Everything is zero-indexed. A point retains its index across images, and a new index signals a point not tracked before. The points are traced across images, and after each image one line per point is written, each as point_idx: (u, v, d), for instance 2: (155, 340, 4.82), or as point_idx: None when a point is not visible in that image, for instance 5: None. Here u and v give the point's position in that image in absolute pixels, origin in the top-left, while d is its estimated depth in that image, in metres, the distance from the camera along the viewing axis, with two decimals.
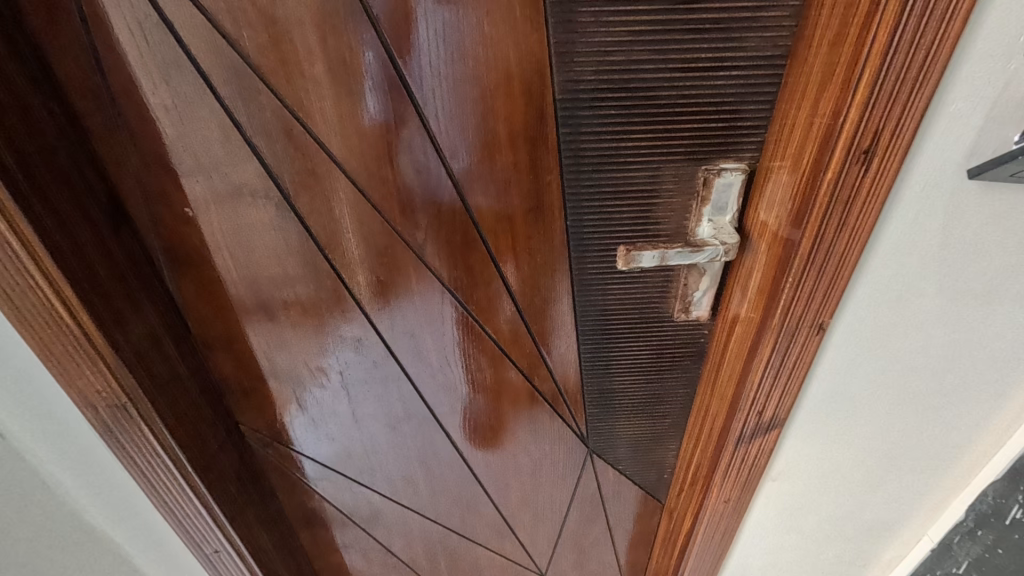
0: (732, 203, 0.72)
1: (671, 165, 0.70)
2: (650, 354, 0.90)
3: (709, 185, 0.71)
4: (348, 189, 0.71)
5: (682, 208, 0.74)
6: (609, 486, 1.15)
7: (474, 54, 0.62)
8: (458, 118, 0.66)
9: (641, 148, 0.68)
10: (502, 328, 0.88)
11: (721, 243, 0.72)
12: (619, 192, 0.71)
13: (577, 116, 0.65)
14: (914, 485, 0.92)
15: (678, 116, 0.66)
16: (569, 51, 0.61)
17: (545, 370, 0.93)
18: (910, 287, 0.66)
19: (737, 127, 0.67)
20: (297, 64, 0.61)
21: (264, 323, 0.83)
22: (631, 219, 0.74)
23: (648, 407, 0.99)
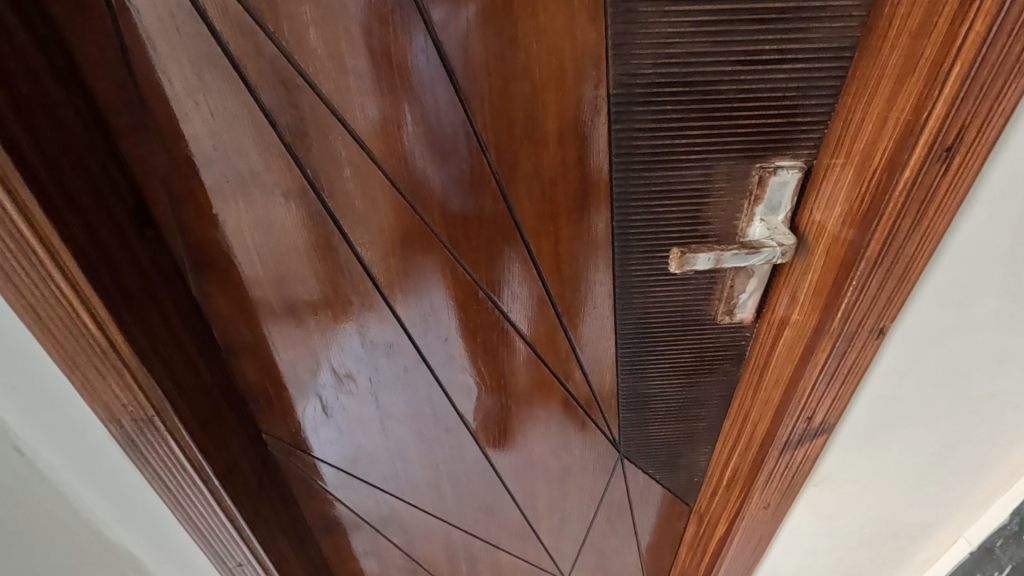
0: (785, 202, 0.70)
1: (724, 162, 0.67)
2: (690, 357, 0.87)
3: (765, 184, 0.68)
4: (385, 189, 0.68)
5: (733, 209, 0.71)
6: (637, 490, 1.12)
7: (527, 46, 0.58)
8: (505, 115, 0.62)
9: (695, 145, 0.65)
10: (538, 331, 0.84)
11: (777, 245, 0.70)
12: (670, 191, 0.68)
13: (632, 111, 0.62)
14: (955, 488, 0.89)
15: (736, 112, 0.63)
16: (627, 43, 0.57)
17: (580, 374, 0.90)
18: (971, 291, 0.64)
19: (796, 123, 0.64)
20: (338, 57, 0.58)
21: (292, 328, 0.79)
22: (679, 219, 0.71)
23: (684, 411, 0.97)
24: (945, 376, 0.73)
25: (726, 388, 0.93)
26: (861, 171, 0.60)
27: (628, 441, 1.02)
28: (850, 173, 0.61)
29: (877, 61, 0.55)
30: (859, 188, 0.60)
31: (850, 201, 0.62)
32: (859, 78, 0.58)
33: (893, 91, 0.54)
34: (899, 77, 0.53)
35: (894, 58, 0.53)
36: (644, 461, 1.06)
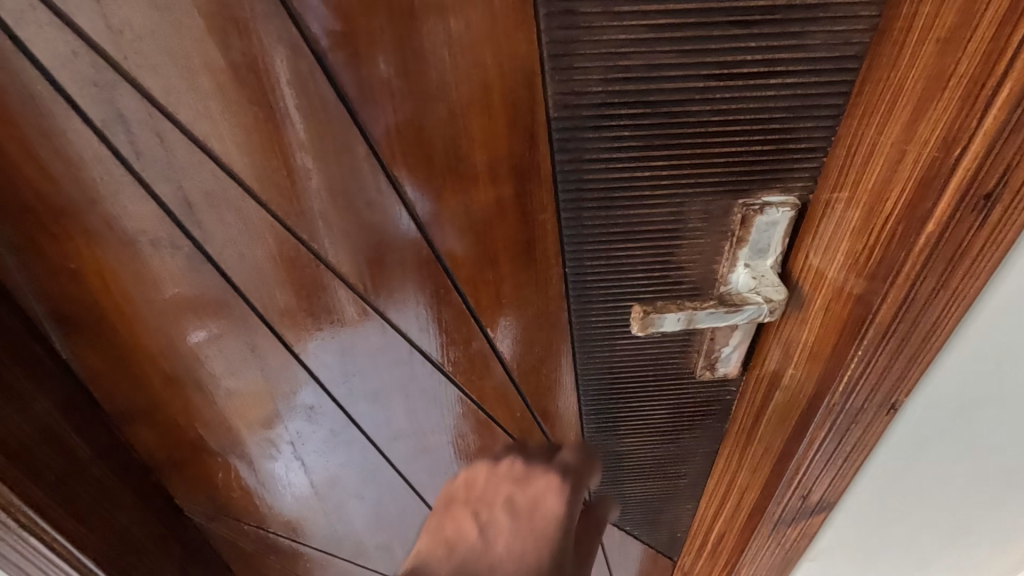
0: (775, 244, 0.57)
1: (699, 198, 0.54)
2: (666, 414, 0.75)
3: (750, 225, 0.55)
4: (279, 233, 0.54)
5: (714, 252, 0.58)
6: (613, 543, 1.01)
7: (438, 59, 0.44)
8: (419, 145, 0.49)
9: (663, 178, 0.52)
10: (487, 389, 0.71)
11: (764, 300, 0.57)
12: (635, 231, 0.56)
13: (580, 139, 0.49)
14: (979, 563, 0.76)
15: (712, 138, 0.50)
16: (568, 53, 0.44)
17: (539, 435, 0.76)
18: (1005, 363, 0.51)
19: (788, 150, 0.51)
20: (188, 70, 0.43)
21: (191, 390, 0.67)
22: (647, 264, 0.58)
23: (663, 468, 0.84)
24: (966, 453, 0.60)
25: (711, 445, 0.80)
26: (870, 214, 0.48)
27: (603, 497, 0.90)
28: (857, 214, 0.49)
29: (891, 76, 0.43)
30: (868, 235, 0.48)
31: (856, 249, 0.50)
32: (865, 98, 0.46)
33: (914, 116, 0.42)
34: (922, 98, 0.41)
35: (917, 73, 0.41)
36: (620, 516, 0.94)
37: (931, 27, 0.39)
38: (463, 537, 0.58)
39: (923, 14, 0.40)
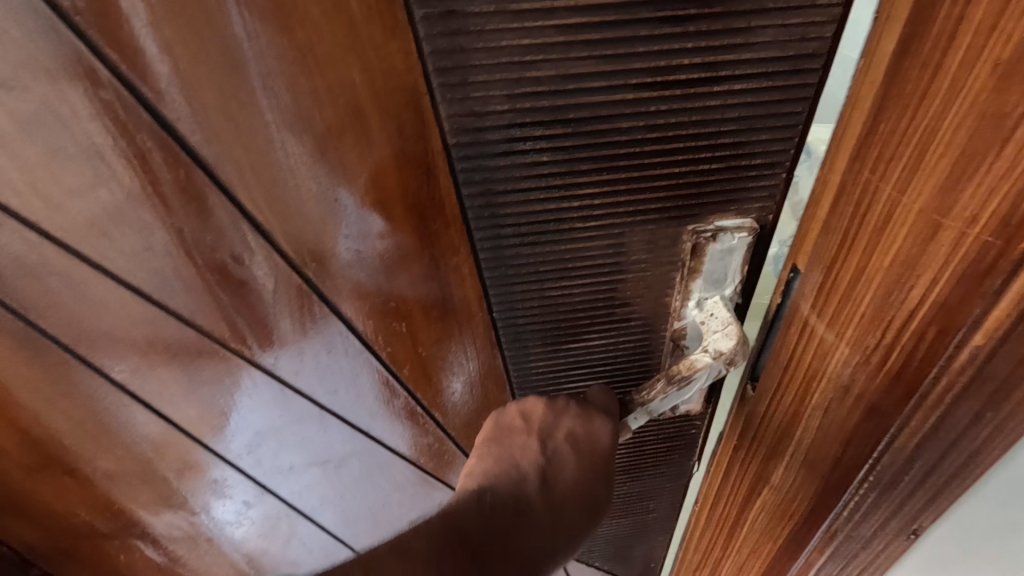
0: (732, 273, 0.49)
1: (640, 229, 0.45)
2: (625, 454, 0.68)
3: (704, 253, 0.47)
4: (128, 300, 0.44)
5: (661, 286, 0.49)
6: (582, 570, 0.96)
7: (285, 82, 0.34)
8: (285, 188, 0.39)
9: (594, 209, 0.43)
10: (421, 446, 0.63)
11: (715, 354, 0.50)
12: (569, 271, 0.47)
13: (489, 170, 0.40)
14: None
15: (649, 158, 0.41)
16: (460, 66, 0.35)
17: None
18: (1014, 538, 0.45)
19: (738, 167, 0.42)
20: None
21: (61, 477, 0.56)
22: (589, 304, 0.50)
23: (629, 504, 0.77)
24: None
25: (677, 479, 0.74)
26: (887, 299, 0.40)
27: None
28: (877, 289, 0.41)
29: (916, 124, 0.34)
30: (886, 321, 0.41)
31: (875, 330, 0.43)
32: (879, 142, 0.36)
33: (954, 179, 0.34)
34: (969, 158, 0.33)
35: (971, 125, 0.32)
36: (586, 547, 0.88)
37: (984, 54, 0.30)
38: (525, 454, 0.51)
39: (973, 30, 0.30)
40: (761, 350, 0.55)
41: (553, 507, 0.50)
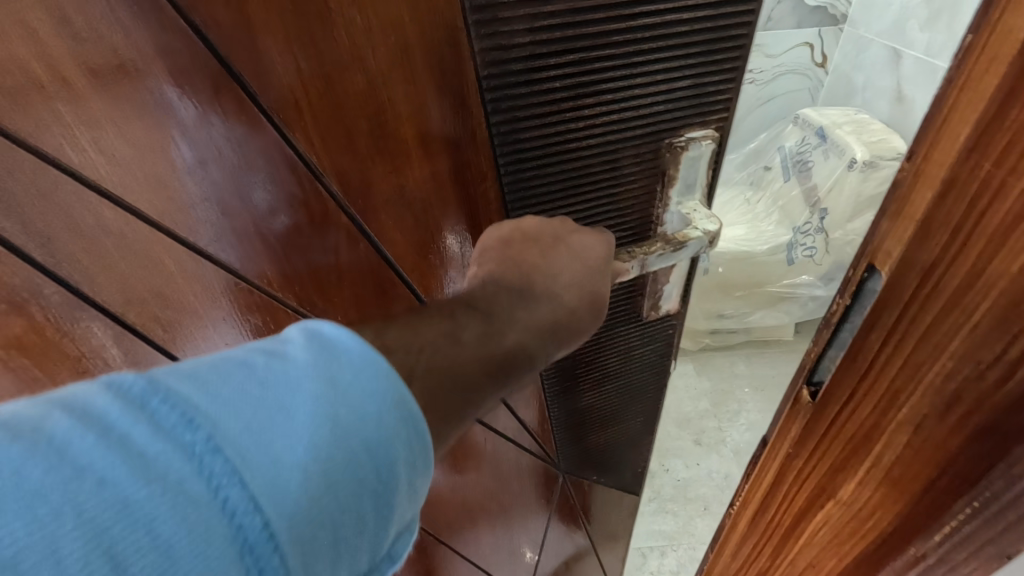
0: (700, 179, 0.61)
1: (630, 144, 0.57)
2: (618, 361, 0.79)
3: (680, 159, 0.59)
4: (198, 237, 0.50)
5: (649, 191, 0.62)
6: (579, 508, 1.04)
7: (349, 24, 0.44)
8: (343, 119, 0.48)
9: (598, 124, 0.55)
10: None
11: (703, 233, 0.62)
12: (583, 178, 0.59)
13: (516, 95, 0.51)
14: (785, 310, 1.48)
15: (633, 82, 0.53)
16: (494, 13, 0.46)
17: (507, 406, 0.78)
18: None
19: (700, 88, 0.55)
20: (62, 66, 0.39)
21: None
22: (597, 208, 0.62)
23: (617, 410, 0.89)
24: None
25: (658, 383, 0.87)
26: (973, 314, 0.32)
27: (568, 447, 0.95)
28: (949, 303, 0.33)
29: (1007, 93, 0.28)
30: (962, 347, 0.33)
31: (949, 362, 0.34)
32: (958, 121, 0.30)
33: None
34: None
35: None
36: (578, 460, 1.01)
37: None
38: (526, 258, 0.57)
39: None
40: (825, 351, 0.43)
41: (550, 284, 0.58)
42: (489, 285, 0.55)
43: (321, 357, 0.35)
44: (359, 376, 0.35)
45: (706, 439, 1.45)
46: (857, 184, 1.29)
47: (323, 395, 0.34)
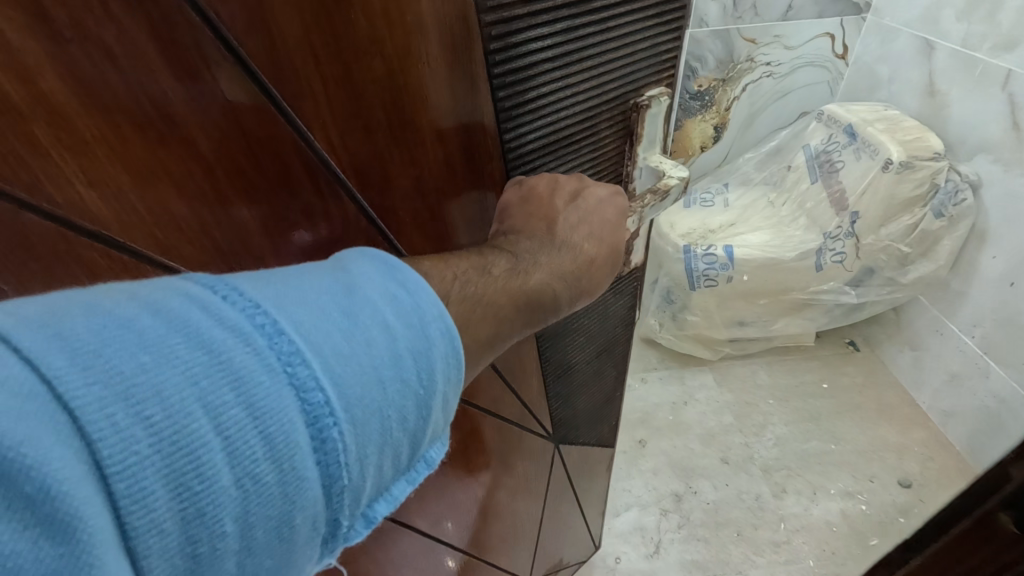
0: (659, 132, 0.51)
1: (610, 85, 0.43)
2: (600, 323, 0.66)
3: (643, 121, 0.48)
4: None
5: (617, 149, 0.49)
6: (570, 512, 0.90)
7: None
8: None
9: (579, 102, 0.42)
10: None
11: (678, 176, 0.51)
12: (565, 140, 0.44)
13: (513, 63, 0.36)
14: (873, 399, 1.25)
15: (613, 68, 0.43)
16: (510, 16, 0.35)
17: (507, 386, 0.59)
18: None
19: (662, 53, 0.46)
20: None
21: None
22: (573, 164, 0.46)
23: (596, 377, 0.74)
24: None
25: (627, 330, 0.73)
26: None
27: (556, 439, 0.74)
28: None
29: None
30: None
31: None
32: None
33: None
34: None
35: None
36: (575, 448, 0.81)
37: None
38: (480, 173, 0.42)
39: None
40: None
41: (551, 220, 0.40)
42: (503, 236, 0.39)
43: (377, 269, 0.25)
44: (408, 292, 0.25)
45: (734, 457, 1.16)
46: (896, 184, 1.04)
47: (329, 296, 0.23)
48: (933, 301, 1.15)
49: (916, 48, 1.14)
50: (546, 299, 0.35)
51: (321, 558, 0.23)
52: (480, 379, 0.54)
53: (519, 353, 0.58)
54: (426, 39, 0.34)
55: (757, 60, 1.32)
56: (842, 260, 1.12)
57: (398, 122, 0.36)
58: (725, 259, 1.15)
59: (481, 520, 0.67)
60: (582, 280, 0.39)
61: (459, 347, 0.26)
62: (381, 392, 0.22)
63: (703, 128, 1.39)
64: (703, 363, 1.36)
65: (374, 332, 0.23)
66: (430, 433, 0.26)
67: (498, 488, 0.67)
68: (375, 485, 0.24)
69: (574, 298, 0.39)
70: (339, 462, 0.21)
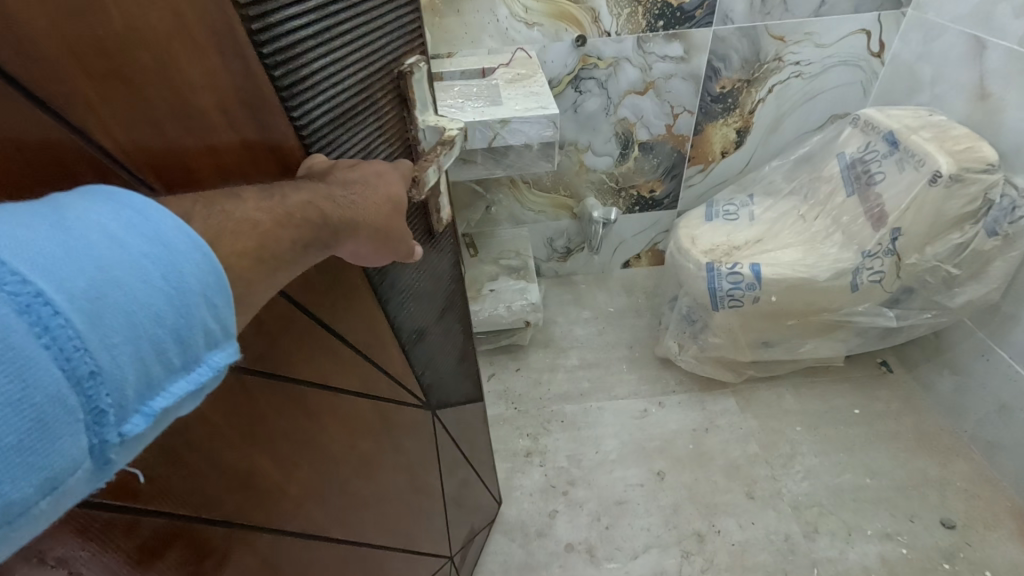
0: (427, 95, 0.52)
1: (375, 51, 0.44)
2: (433, 280, 0.68)
3: (411, 87, 0.49)
4: None
5: (395, 118, 0.49)
6: (470, 480, 0.91)
7: None
8: None
9: (352, 77, 0.42)
10: (307, 356, 0.48)
11: (455, 128, 0.53)
12: (348, 116, 0.43)
13: (280, 42, 0.36)
14: (910, 429, 1.16)
15: (370, 40, 0.43)
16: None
17: (368, 362, 0.58)
18: None
19: (403, 24, 0.48)
20: None
21: None
22: (362, 139, 0.46)
23: (446, 335, 0.76)
24: None
25: (458, 282, 0.76)
26: None
27: (431, 404, 0.74)
28: None
29: None
30: None
31: None
32: None
33: None
34: None
35: None
36: (453, 411, 0.83)
37: None
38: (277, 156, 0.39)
39: None
40: None
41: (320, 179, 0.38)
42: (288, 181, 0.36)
43: (96, 194, 0.24)
44: (133, 212, 0.24)
45: (761, 492, 1.08)
46: (946, 199, 0.95)
47: (34, 221, 0.22)
48: (981, 324, 1.06)
49: (961, 46, 1.06)
50: (316, 219, 0.34)
51: (101, 459, 0.23)
52: (338, 356, 0.52)
53: (375, 325, 0.57)
54: (187, 23, 0.31)
55: (786, 59, 1.24)
56: (880, 280, 1.03)
57: (183, 109, 0.32)
58: (752, 278, 1.06)
59: (383, 506, 0.64)
60: (363, 216, 0.38)
61: (214, 258, 0.26)
62: (120, 291, 0.22)
63: (725, 131, 1.34)
64: (725, 385, 1.28)
65: (95, 243, 0.22)
66: (207, 332, 0.25)
67: (392, 468, 0.66)
68: (142, 381, 0.23)
69: (355, 230, 0.37)
70: (76, 348, 0.21)
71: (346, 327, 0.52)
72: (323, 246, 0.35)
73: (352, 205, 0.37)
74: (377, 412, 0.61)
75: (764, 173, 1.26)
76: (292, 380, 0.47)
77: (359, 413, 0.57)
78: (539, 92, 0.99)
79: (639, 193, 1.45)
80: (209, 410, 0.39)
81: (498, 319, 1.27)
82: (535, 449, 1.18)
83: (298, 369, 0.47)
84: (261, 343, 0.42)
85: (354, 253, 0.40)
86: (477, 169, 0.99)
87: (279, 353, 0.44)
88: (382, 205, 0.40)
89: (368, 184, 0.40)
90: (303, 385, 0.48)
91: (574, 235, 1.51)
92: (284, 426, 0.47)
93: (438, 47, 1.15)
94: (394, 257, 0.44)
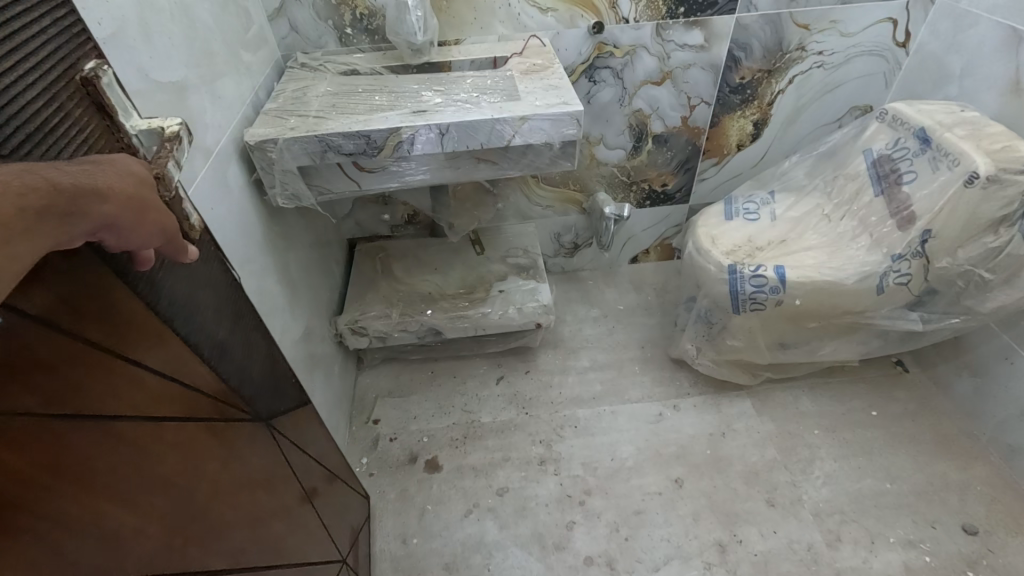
0: (120, 97, 0.44)
1: (49, 52, 0.37)
2: (216, 289, 0.58)
3: (107, 93, 0.42)
4: None
5: (99, 128, 0.42)
6: (333, 484, 0.88)
7: None
8: None
9: (27, 85, 0.35)
10: (112, 389, 0.40)
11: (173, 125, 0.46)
12: (46, 130, 0.36)
13: None
14: (925, 431, 1.14)
15: (39, 44, 0.36)
16: None
17: (184, 383, 0.49)
18: None
19: (70, 26, 0.40)
20: None
21: None
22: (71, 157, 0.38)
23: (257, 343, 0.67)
24: None
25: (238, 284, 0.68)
26: None
27: (268, 419, 0.66)
28: None
29: None
30: None
31: None
32: None
33: None
34: None
35: None
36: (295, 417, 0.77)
37: None
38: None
39: None
40: None
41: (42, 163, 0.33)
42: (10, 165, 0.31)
43: None
44: None
45: (781, 499, 1.06)
46: (978, 202, 0.91)
47: None
48: (1007, 328, 1.03)
49: (995, 38, 1.01)
50: (41, 187, 0.30)
51: None
52: (145, 384, 0.43)
53: (175, 343, 0.48)
54: None
55: (809, 48, 1.18)
56: (907, 283, 0.99)
57: None
58: (776, 281, 1.02)
59: (255, 524, 0.59)
60: (106, 181, 0.34)
61: None
62: None
63: (742, 124, 1.29)
64: (740, 387, 1.25)
65: None
66: None
67: (253, 486, 0.59)
68: None
69: (103, 197, 0.34)
70: None
71: (144, 347, 0.44)
72: (68, 219, 0.31)
73: (86, 174, 0.33)
74: (216, 435, 0.53)
75: (784, 169, 1.22)
76: (104, 418, 0.39)
77: (198, 440, 0.50)
78: (559, 85, 0.92)
79: (651, 187, 1.40)
80: (19, 469, 0.31)
81: (508, 322, 1.22)
82: (548, 457, 1.14)
83: (109, 404, 0.39)
84: (45, 380, 0.34)
85: (118, 231, 0.36)
86: (488, 168, 0.93)
87: (75, 389, 0.36)
88: (125, 177, 0.36)
89: (98, 163, 0.36)
90: (119, 423, 0.40)
91: (582, 230, 1.46)
92: (118, 468, 0.39)
93: (445, 33, 1.08)
94: (167, 234, 0.40)
